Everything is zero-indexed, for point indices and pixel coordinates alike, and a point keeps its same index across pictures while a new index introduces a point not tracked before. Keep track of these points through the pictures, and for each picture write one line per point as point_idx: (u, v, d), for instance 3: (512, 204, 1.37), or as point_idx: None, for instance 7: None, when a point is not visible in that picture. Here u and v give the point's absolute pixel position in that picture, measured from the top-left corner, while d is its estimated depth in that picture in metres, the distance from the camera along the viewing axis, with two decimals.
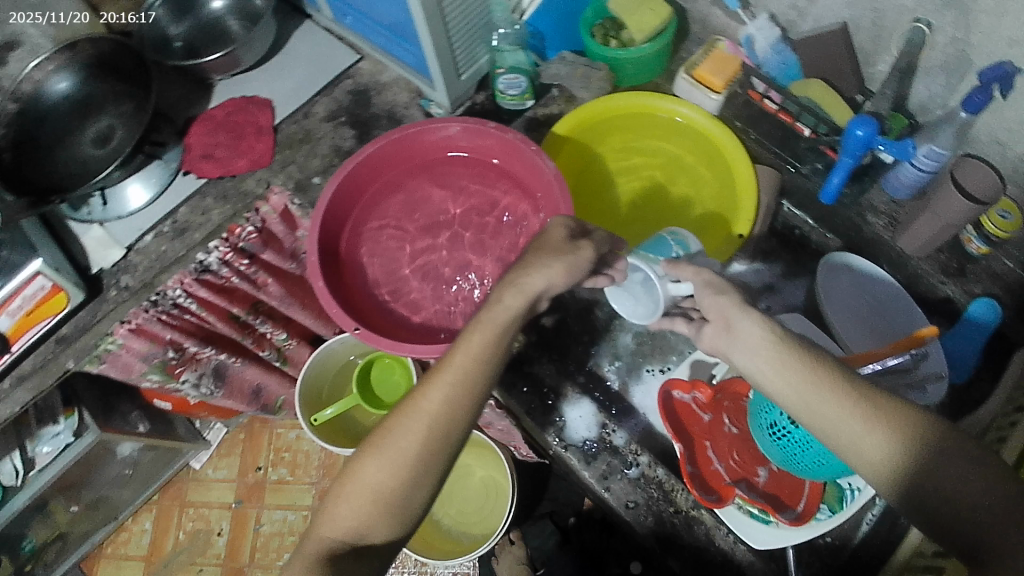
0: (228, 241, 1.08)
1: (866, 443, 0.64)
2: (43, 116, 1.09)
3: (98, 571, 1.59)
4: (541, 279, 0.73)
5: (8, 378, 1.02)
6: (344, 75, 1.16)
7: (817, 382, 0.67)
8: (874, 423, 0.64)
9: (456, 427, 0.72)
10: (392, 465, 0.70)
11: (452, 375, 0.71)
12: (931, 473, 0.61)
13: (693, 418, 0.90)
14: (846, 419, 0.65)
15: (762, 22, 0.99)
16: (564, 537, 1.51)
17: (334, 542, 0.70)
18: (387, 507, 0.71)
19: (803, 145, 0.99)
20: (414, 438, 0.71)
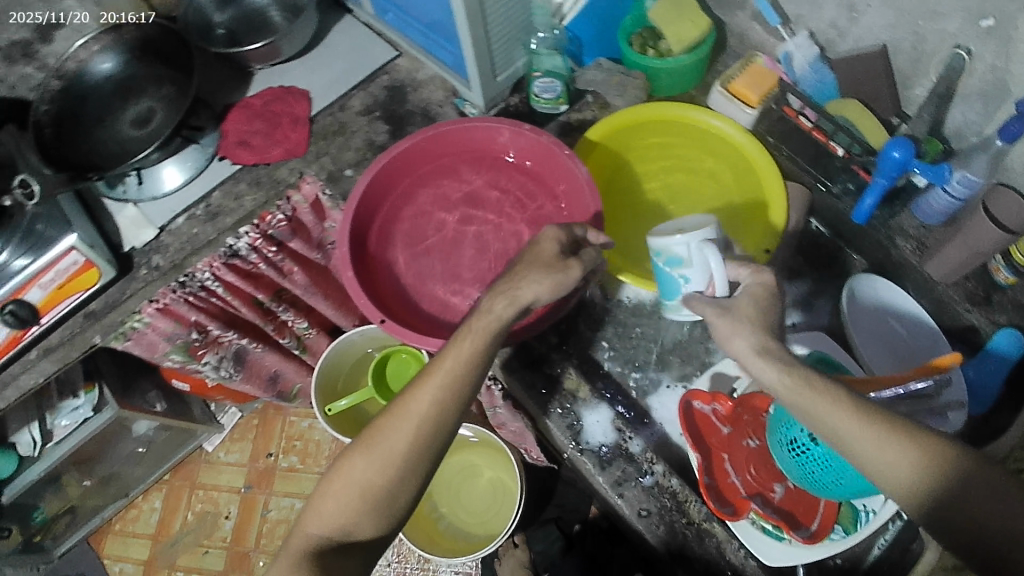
0: (258, 228, 1.10)
1: (894, 469, 0.63)
2: (85, 94, 1.11)
3: (106, 546, 1.60)
4: (532, 292, 0.76)
5: (36, 349, 1.05)
6: (382, 70, 1.17)
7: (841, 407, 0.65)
8: (902, 448, 0.63)
9: (444, 429, 0.75)
10: (379, 464, 0.74)
11: (442, 377, 0.74)
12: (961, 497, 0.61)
13: (711, 429, 0.90)
14: (875, 445, 0.63)
15: (801, 39, 1.01)
16: (568, 544, 1.51)
17: (322, 538, 0.74)
18: (373, 506, 0.74)
19: (837, 164, 0.99)
20: (403, 439, 0.74)
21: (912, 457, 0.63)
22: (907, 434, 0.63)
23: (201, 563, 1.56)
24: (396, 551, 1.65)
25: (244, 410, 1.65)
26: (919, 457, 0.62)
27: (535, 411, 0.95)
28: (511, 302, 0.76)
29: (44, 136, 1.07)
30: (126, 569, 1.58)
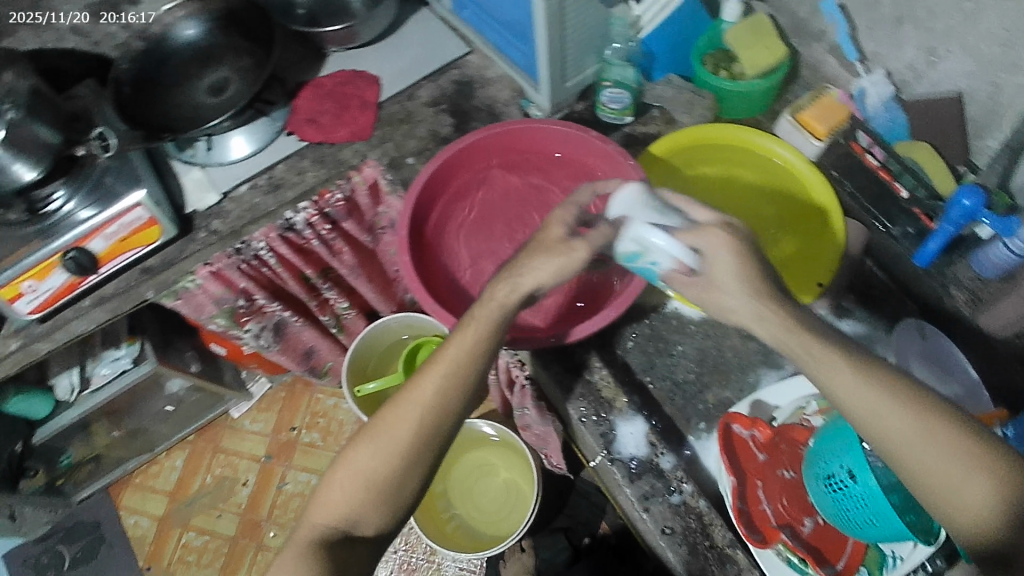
0: (316, 205, 1.12)
1: (932, 470, 0.63)
2: (165, 57, 1.15)
3: (124, 497, 1.64)
4: (534, 279, 0.74)
5: (91, 297, 1.09)
6: (453, 64, 1.19)
7: (886, 398, 0.65)
8: (942, 450, 0.63)
9: (447, 419, 0.75)
10: (386, 452, 0.74)
11: (446, 367, 0.75)
12: (995, 507, 0.61)
13: (749, 454, 0.91)
14: (896, 422, 0.64)
15: (876, 77, 1.01)
16: (575, 555, 1.50)
17: (327, 529, 0.73)
18: (380, 495, 0.74)
19: (897, 206, 0.97)
20: (408, 427, 0.74)
21: (953, 461, 0.62)
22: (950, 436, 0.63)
23: (213, 526, 1.59)
24: (404, 540, 1.65)
25: (274, 381, 1.69)
26: (960, 462, 0.62)
27: (572, 416, 0.95)
28: (510, 289, 0.75)
29: (123, 94, 1.10)
30: (141, 522, 1.61)
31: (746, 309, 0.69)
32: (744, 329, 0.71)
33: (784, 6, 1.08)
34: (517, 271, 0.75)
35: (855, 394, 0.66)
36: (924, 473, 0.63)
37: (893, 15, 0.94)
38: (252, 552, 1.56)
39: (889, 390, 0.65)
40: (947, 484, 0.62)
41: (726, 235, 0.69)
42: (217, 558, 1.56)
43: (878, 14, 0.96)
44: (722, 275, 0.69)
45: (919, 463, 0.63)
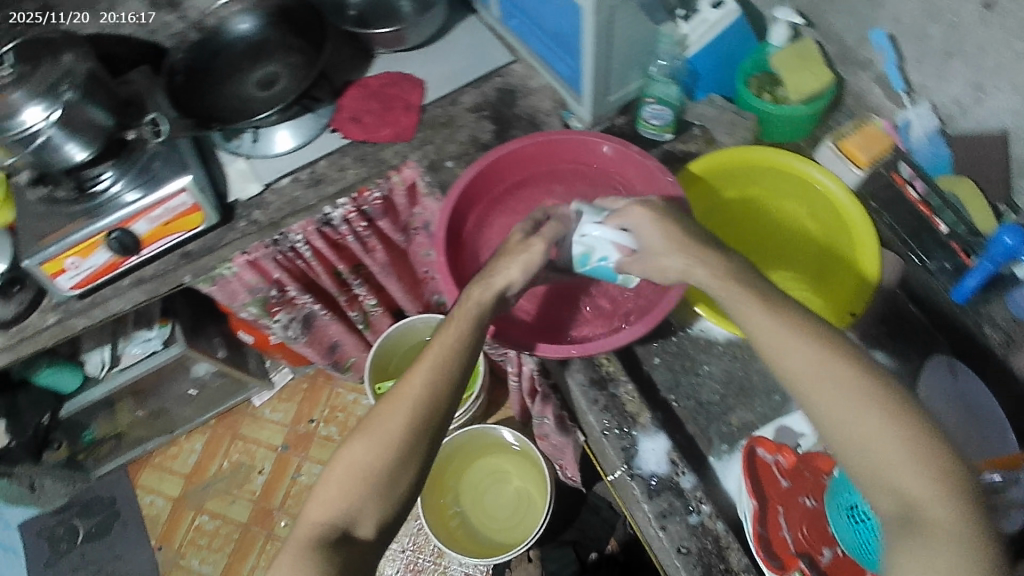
0: (354, 202, 1.15)
1: (831, 410, 0.65)
2: (218, 50, 1.18)
3: (142, 476, 1.66)
4: (502, 279, 0.83)
5: (129, 277, 1.12)
6: (497, 72, 1.20)
7: (791, 339, 0.68)
8: (840, 391, 0.65)
9: (439, 411, 0.76)
10: (381, 443, 0.73)
11: (433, 359, 0.77)
12: (889, 448, 0.62)
13: (771, 479, 0.89)
14: (796, 356, 0.67)
15: (922, 109, 1.00)
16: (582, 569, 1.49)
17: (324, 526, 0.71)
18: (377, 489, 0.72)
19: (934, 240, 0.98)
20: (401, 417, 0.74)
21: (849, 402, 0.64)
22: (851, 377, 0.65)
23: (226, 511, 1.61)
24: (412, 540, 1.65)
25: (297, 372, 1.71)
26: (858, 403, 0.64)
27: (594, 427, 0.92)
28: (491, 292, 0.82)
29: (175, 82, 1.13)
30: (156, 502, 1.63)
31: (678, 267, 0.78)
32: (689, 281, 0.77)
33: (831, 34, 1.08)
34: (493, 274, 0.83)
35: (764, 333, 0.69)
36: (823, 412, 0.65)
37: (942, 50, 0.94)
38: (262, 539, 1.57)
39: (800, 332, 0.68)
40: (846, 424, 0.64)
41: (641, 204, 0.84)
42: (227, 543, 1.58)
43: (927, 47, 0.96)
44: (653, 238, 0.81)
45: (820, 404, 0.65)
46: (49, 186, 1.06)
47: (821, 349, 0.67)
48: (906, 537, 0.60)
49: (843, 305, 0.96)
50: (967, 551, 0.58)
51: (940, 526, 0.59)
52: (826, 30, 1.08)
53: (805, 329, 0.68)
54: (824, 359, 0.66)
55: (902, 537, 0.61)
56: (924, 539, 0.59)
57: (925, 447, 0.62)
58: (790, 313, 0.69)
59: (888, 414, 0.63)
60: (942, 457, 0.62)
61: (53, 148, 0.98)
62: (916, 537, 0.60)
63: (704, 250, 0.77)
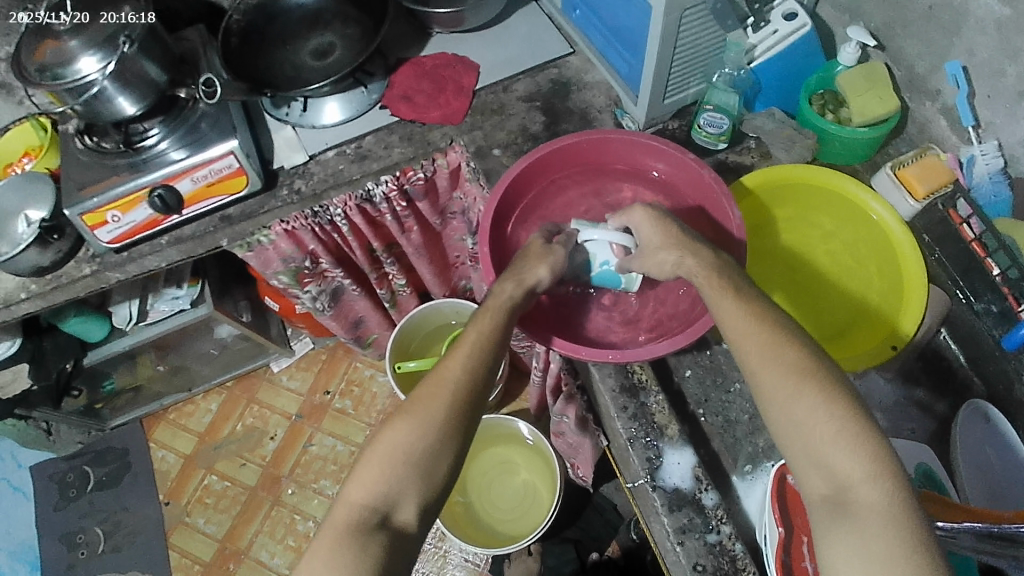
0: (397, 181, 1.15)
1: (771, 389, 0.68)
2: (276, 15, 1.17)
3: (156, 431, 1.68)
4: (533, 275, 0.84)
5: (167, 237, 1.11)
6: (553, 63, 1.19)
7: (745, 324, 0.71)
8: (783, 372, 0.68)
9: (476, 398, 0.77)
10: (422, 427, 0.74)
11: (471, 346, 0.78)
12: (824, 428, 0.64)
13: (801, 508, 0.83)
14: (746, 337, 0.71)
15: (988, 146, 0.98)
16: (581, 568, 1.49)
17: (365, 509, 0.71)
18: (416, 473, 0.72)
19: (984, 281, 0.95)
20: (442, 402, 0.75)
21: (788, 382, 0.67)
22: (794, 362, 0.68)
23: (236, 473, 1.62)
24: None
25: (317, 342, 1.72)
26: (798, 384, 0.67)
27: (620, 434, 0.91)
28: (517, 286, 0.83)
29: (230, 45, 1.12)
30: (168, 457, 1.65)
31: (671, 260, 0.81)
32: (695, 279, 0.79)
33: (901, 59, 1.06)
34: (520, 271, 0.84)
35: (721, 316, 0.74)
36: (765, 391, 0.68)
37: (1016, 89, 0.92)
38: (268, 505, 1.59)
39: (753, 317, 0.72)
40: (785, 406, 0.67)
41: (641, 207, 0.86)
42: (234, 505, 1.59)
43: (1001, 84, 0.94)
44: (650, 234, 0.84)
45: (763, 383, 0.68)
46: (95, 138, 1.07)
47: (770, 334, 0.70)
48: (833, 516, 0.62)
49: (886, 338, 0.95)
50: (892, 534, 0.59)
51: (869, 509, 0.61)
52: (897, 54, 1.06)
53: (758, 316, 0.72)
54: (773, 343, 0.69)
55: (830, 517, 0.62)
56: (851, 519, 0.61)
57: (861, 434, 0.64)
58: (747, 300, 0.74)
59: (825, 395, 0.66)
60: (876, 446, 0.63)
61: (105, 100, 0.99)
62: (843, 517, 0.61)
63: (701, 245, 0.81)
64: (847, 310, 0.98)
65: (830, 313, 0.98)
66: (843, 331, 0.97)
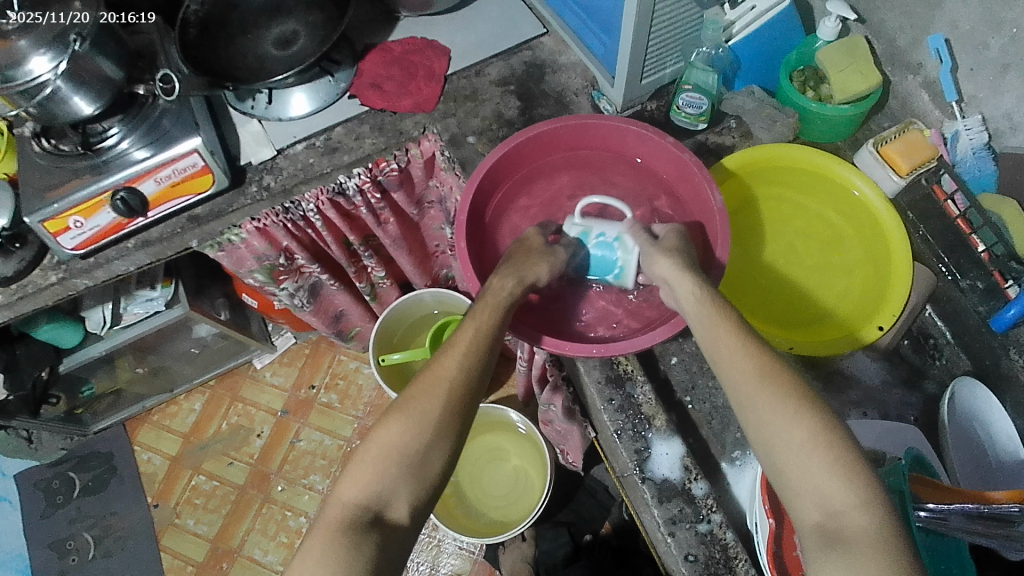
0: (370, 172, 1.12)
1: (767, 414, 0.66)
2: (236, 3, 1.12)
3: (140, 433, 1.65)
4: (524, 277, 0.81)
5: (134, 240, 1.08)
6: (526, 45, 1.15)
7: (741, 348, 0.70)
8: (780, 398, 0.66)
9: (473, 396, 0.74)
10: (417, 425, 0.71)
11: (468, 344, 0.76)
12: (819, 453, 0.63)
13: None
14: (736, 360, 0.70)
15: (972, 120, 0.96)
16: (575, 551, 1.46)
17: (359, 507, 0.68)
18: (410, 471, 0.70)
19: (969, 258, 0.95)
20: (438, 400, 0.72)
21: (784, 407, 0.66)
22: (790, 387, 0.67)
23: (223, 472, 1.61)
24: None
25: (299, 337, 1.69)
26: (793, 410, 0.65)
27: (607, 426, 0.89)
28: (516, 282, 0.81)
29: (189, 36, 1.08)
30: (154, 459, 1.63)
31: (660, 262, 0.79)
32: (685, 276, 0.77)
33: (882, 31, 1.03)
34: (509, 271, 0.83)
35: (714, 339, 0.72)
36: (760, 415, 0.67)
37: (999, 61, 0.90)
38: (258, 503, 1.57)
39: (743, 341, 0.71)
40: (781, 430, 0.65)
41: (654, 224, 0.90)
42: (224, 504, 1.58)
43: (984, 56, 0.92)
44: None
45: (759, 406, 0.67)
46: (53, 140, 1.03)
47: (765, 358, 0.69)
48: (826, 543, 0.60)
49: (874, 317, 0.94)
50: (888, 566, 0.57)
51: (862, 538, 0.59)
52: (877, 27, 1.03)
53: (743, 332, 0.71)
54: (765, 368, 0.68)
55: (824, 542, 0.60)
56: (845, 549, 0.58)
57: (856, 464, 0.62)
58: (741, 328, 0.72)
59: (821, 422, 0.65)
60: (870, 476, 0.62)
61: (59, 100, 0.94)
62: (835, 544, 0.59)
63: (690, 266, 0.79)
64: (834, 291, 0.97)
65: (815, 296, 0.97)
66: (827, 313, 0.96)
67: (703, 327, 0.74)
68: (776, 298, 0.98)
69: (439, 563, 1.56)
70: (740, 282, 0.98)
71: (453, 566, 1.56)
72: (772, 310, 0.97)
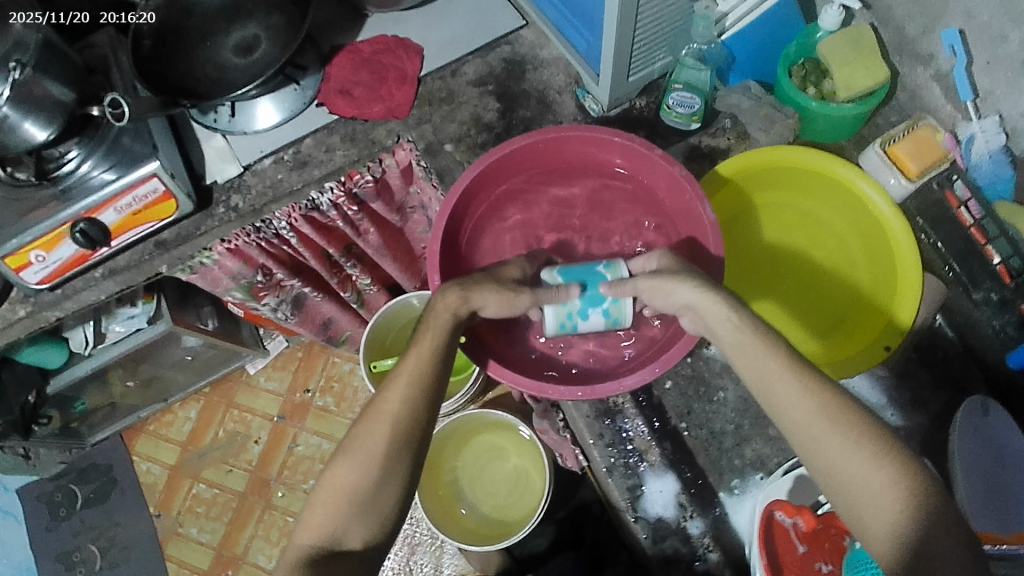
0: (344, 185, 1.05)
1: (841, 458, 0.64)
2: (191, 9, 1.03)
3: (138, 443, 1.65)
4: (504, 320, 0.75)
5: (102, 268, 1.03)
6: (504, 39, 1.07)
7: (800, 388, 0.67)
8: (855, 441, 0.64)
9: (420, 429, 0.71)
10: (365, 463, 0.69)
11: (410, 373, 0.72)
12: (902, 498, 0.62)
13: (790, 546, 0.82)
14: (797, 402, 0.67)
15: (988, 123, 0.94)
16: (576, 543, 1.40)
17: (314, 547, 0.67)
18: (360, 507, 0.68)
19: (981, 267, 0.94)
20: (382, 434, 0.70)
21: (859, 450, 0.64)
22: (860, 427, 0.65)
23: (223, 480, 1.60)
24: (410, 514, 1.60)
25: (291, 341, 1.65)
26: (869, 451, 0.64)
27: (598, 462, 0.91)
28: (462, 303, 0.76)
29: (142, 48, 0.99)
30: (154, 469, 1.63)
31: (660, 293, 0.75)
32: (700, 303, 0.72)
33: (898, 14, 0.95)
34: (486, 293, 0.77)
35: (768, 377, 0.68)
36: (833, 459, 0.65)
37: (1018, 58, 0.87)
38: (259, 509, 1.57)
39: (802, 380, 0.67)
40: (857, 476, 0.64)
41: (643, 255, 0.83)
42: (226, 512, 1.58)
43: (1002, 50, 0.88)
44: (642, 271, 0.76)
45: (830, 451, 0.65)
46: (8, 168, 0.94)
47: (830, 397, 0.66)
48: None
49: (879, 339, 0.91)
50: None
51: None
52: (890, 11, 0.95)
53: (774, 348, 0.69)
54: (830, 408, 0.66)
55: None
56: None
57: (936, 508, 0.61)
58: (773, 352, 0.69)
59: (898, 464, 0.63)
60: (954, 521, 0.60)
61: (9, 127, 0.87)
62: None
63: (716, 288, 0.72)
64: (837, 302, 0.96)
65: (827, 307, 0.96)
66: (835, 326, 0.95)
67: (750, 360, 0.69)
68: (777, 308, 0.97)
69: (443, 564, 1.56)
70: (746, 294, 0.97)
71: (458, 566, 1.56)
72: (782, 324, 0.96)
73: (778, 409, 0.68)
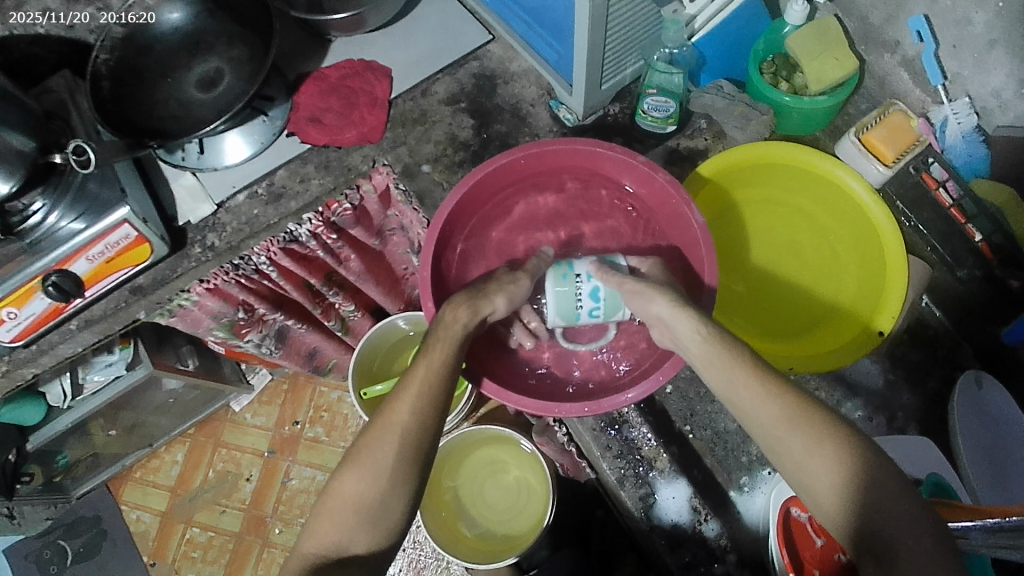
0: (321, 216, 1.03)
1: (803, 458, 0.63)
2: (149, 46, 1.00)
3: (125, 492, 1.60)
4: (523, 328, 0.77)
5: (76, 319, 0.99)
6: (473, 55, 1.06)
7: (759, 391, 0.66)
8: (816, 440, 0.63)
9: (431, 441, 0.69)
10: (371, 475, 0.66)
11: (419, 388, 0.70)
12: (863, 493, 0.61)
13: (808, 540, 0.83)
14: (757, 406, 0.66)
15: (959, 105, 0.97)
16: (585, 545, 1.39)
17: (318, 557, 0.65)
18: (367, 517, 0.66)
19: (967, 247, 1.00)
20: (392, 446, 0.67)
21: (819, 449, 0.63)
22: (821, 426, 0.64)
23: (217, 522, 1.56)
24: (413, 538, 1.59)
25: (275, 373, 1.62)
26: (829, 449, 0.62)
27: (608, 474, 0.92)
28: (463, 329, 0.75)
29: (102, 90, 0.95)
30: (144, 517, 1.58)
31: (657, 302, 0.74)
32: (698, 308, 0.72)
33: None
34: (481, 304, 0.77)
35: (729, 383, 0.67)
36: (796, 459, 0.64)
37: (986, 38, 0.90)
38: (257, 549, 1.53)
39: (763, 383, 0.66)
40: (818, 477, 0.63)
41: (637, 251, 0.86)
42: (222, 554, 1.54)
43: (969, 31, 0.91)
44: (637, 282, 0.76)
45: (793, 452, 0.64)
46: None
47: (791, 397, 0.65)
48: None
49: (870, 324, 0.93)
50: None
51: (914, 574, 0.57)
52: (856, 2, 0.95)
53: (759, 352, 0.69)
54: (792, 410, 0.65)
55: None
56: None
57: (896, 504, 0.60)
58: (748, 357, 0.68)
59: (860, 459, 0.62)
60: (916, 515, 0.59)
61: None
62: None
63: None
64: (820, 292, 0.97)
65: (810, 298, 0.97)
66: (821, 318, 0.96)
67: (715, 368, 0.69)
68: (767, 303, 0.97)
69: None
70: (732, 292, 0.98)
71: None
72: (771, 319, 0.96)
73: (742, 412, 0.67)
